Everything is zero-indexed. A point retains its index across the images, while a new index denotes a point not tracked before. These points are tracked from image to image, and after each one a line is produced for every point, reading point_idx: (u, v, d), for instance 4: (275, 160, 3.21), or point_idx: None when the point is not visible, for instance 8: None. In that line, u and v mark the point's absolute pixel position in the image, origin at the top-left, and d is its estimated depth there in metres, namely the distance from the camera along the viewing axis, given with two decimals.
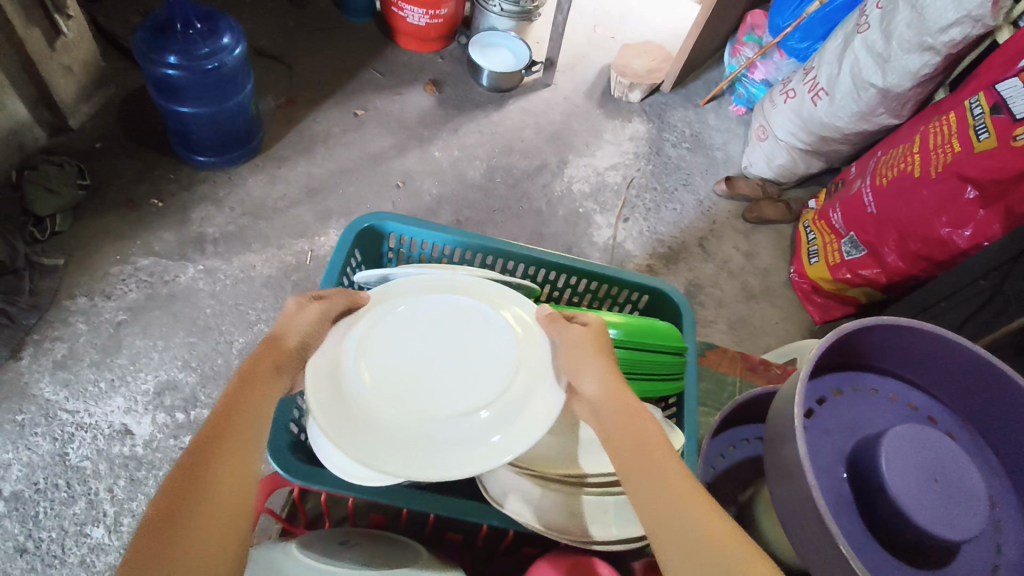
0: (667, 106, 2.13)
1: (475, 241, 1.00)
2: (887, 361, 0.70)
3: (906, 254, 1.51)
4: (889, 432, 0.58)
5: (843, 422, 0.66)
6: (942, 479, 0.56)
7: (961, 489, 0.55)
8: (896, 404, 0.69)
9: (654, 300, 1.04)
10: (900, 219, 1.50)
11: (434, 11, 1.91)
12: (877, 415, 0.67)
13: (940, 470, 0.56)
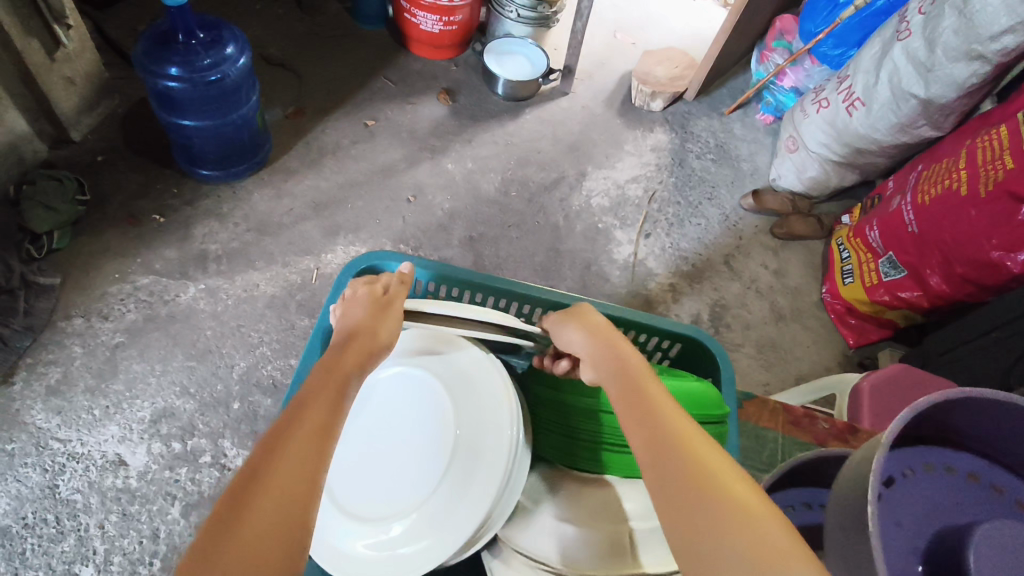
0: (691, 115, 2.03)
1: (490, 283, 0.96)
2: (967, 435, 0.58)
3: (951, 278, 1.40)
4: (980, 524, 0.49)
5: (917, 510, 0.54)
6: None
7: None
8: (977, 488, 0.57)
9: (685, 349, 0.96)
10: (945, 240, 1.39)
11: (448, 18, 1.83)
12: (955, 502, 0.56)
13: None
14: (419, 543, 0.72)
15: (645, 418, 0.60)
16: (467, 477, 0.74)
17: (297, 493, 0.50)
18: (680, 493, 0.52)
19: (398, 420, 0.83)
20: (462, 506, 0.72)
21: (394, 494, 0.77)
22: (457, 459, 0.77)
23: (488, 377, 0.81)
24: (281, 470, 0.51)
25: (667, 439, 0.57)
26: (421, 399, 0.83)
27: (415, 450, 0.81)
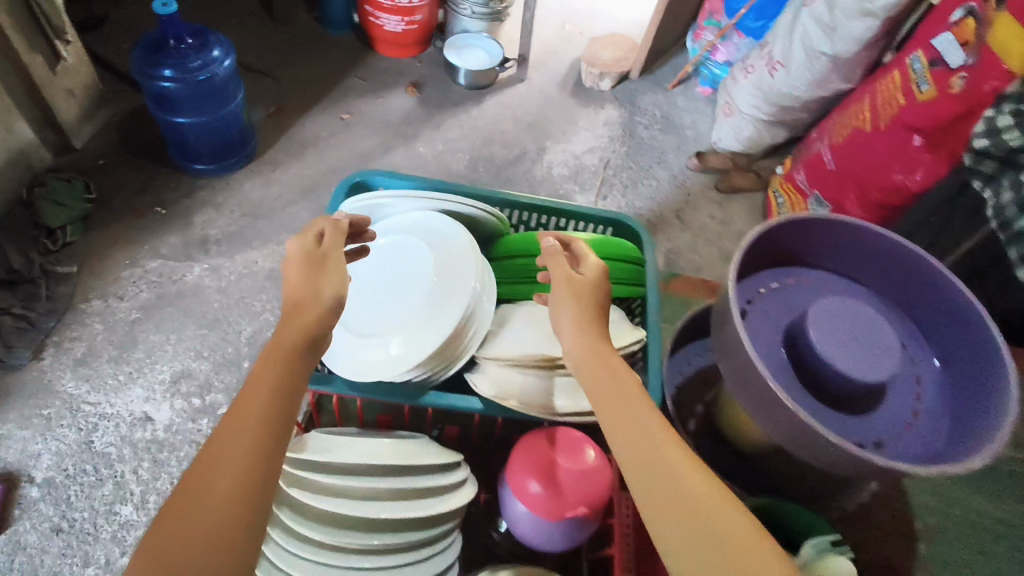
0: (637, 91, 2.24)
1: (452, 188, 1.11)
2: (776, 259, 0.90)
3: (867, 204, 1.60)
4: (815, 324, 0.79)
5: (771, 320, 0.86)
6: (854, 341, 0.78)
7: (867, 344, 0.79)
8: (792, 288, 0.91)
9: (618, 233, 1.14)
10: (859, 172, 1.60)
11: (409, 18, 2.03)
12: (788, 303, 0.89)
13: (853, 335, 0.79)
14: (413, 345, 0.87)
15: (629, 434, 0.66)
16: (447, 294, 0.91)
17: (234, 490, 0.60)
18: (672, 510, 0.59)
19: (387, 274, 0.99)
20: (444, 314, 0.88)
21: (385, 320, 0.93)
22: (438, 286, 0.93)
23: (452, 228, 0.98)
24: (213, 479, 0.60)
25: (656, 461, 0.63)
26: (404, 256, 1.00)
27: (402, 294, 0.96)
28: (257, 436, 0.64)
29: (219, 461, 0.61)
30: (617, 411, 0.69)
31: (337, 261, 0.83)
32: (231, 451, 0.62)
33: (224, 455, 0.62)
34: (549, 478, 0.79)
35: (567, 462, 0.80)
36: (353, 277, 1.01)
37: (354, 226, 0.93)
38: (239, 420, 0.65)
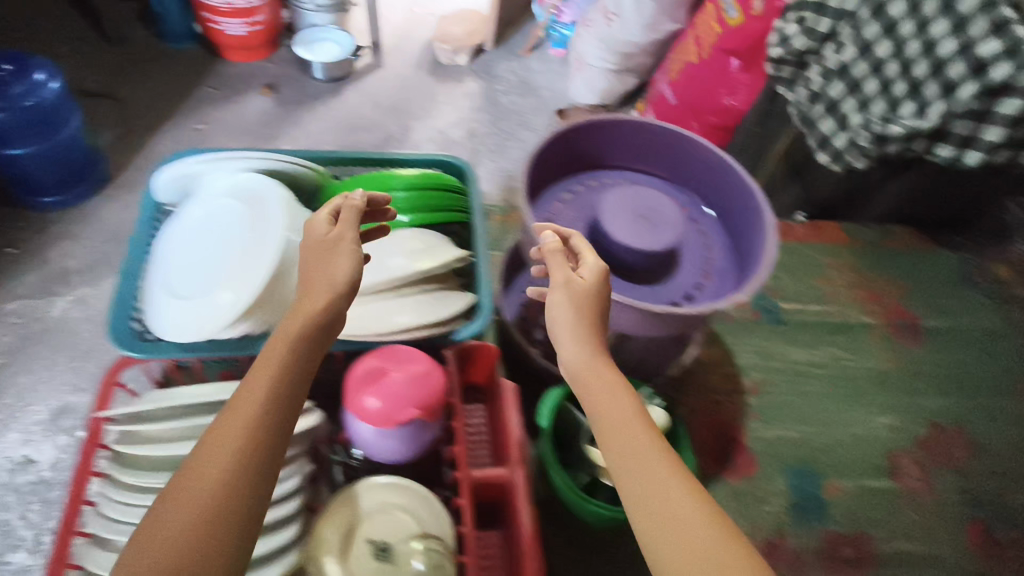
0: (493, 61, 2.31)
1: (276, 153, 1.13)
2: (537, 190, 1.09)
3: (707, 127, 1.72)
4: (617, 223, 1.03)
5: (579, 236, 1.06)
6: (640, 214, 1.03)
7: (644, 209, 1.04)
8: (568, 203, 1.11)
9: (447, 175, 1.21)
10: (694, 101, 1.72)
11: (250, 19, 2.00)
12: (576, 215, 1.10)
13: (639, 212, 1.03)
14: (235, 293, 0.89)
15: (628, 451, 0.72)
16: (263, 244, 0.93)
17: (217, 476, 0.64)
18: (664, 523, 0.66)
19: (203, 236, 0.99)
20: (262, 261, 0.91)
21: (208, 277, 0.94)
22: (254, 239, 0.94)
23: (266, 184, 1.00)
24: (200, 468, 0.64)
25: (648, 475, 0.70)
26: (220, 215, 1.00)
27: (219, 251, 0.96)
28: (240, 472, 0.64)
29: (213, 453, 0.65)
30: (619, 426, 0.74)
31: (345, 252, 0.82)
32: (223, 439, 0.66)
33: (217, 446, 0.66)
34: (383, 393, 0.83)
35: (393, 372, 0.84)
36: (169, 244, 0.99)
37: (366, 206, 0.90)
38: (220, 442, 0.66)
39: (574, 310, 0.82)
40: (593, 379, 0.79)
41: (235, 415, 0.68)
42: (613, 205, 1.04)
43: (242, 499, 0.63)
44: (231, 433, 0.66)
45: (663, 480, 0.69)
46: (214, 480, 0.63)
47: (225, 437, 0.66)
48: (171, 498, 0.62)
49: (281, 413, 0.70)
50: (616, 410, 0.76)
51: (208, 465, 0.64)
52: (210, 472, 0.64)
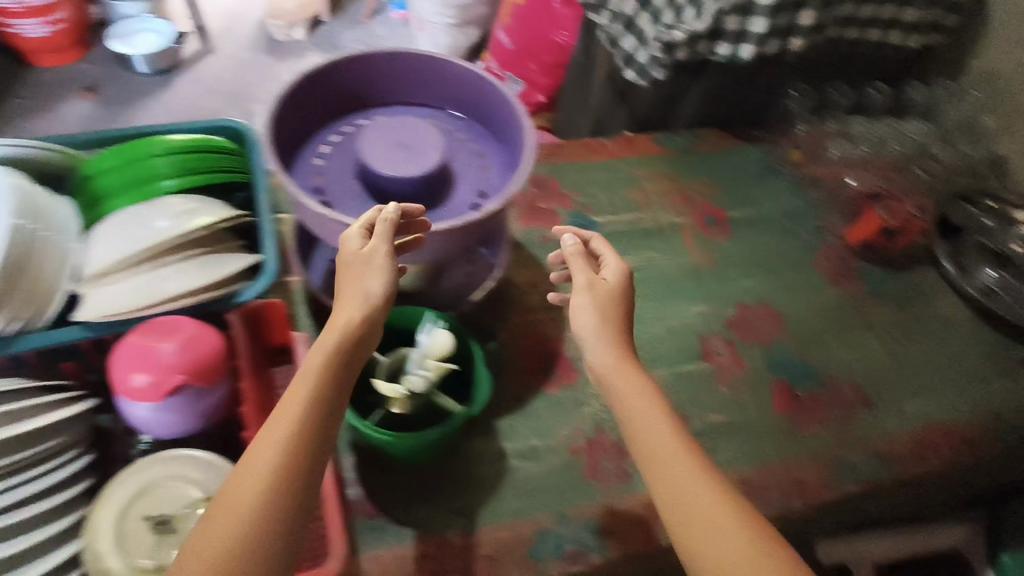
0: (334, 32, 2.23)
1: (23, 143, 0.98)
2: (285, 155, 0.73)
3: (545, 67, 1.76)
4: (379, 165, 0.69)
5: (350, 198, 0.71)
6: (402, 143, 0.71)
7: (406, 139, 0.71)
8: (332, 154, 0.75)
9: None
10: (527, 42, 1.74)
11: (50, 17, 1.83)
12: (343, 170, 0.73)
13: (402, 141, 0.71)
14: None
15: (684, 503, 0.53)
16: None
17: (254, 499, 0.47)
18: None
19: None
20: None
21: None
22: None
23: None
24: (233, 487, 0.48)
25: (711, 534, 0.51)
26: None
27: None
28: (280, 483, 0.48)
29: (245, 470, 0.49)
30: (666, 467, 0.54)
31: (383, 258, 0.59)
32: (255, 457, 0.49)
33: (247, 466, 0.49)
34: None
35: None
36: None
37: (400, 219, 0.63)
38: (255, 457, 0.49)
39: (602, 315, 0.61)
40: (648, 421, 0.56)
41: (262, 445, 0.50)
42: (372, 145, 0.71)
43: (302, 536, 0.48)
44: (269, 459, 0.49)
45: (720, 533, 0.51)
46: (239, 508, 0.47)
47: (261, 452, 0.49)
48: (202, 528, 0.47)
49: (325, 440, 0.51)
50: (676, 457, 0.55)
51: (243, 482, 0.48)
52: (244, 499, 0.48)
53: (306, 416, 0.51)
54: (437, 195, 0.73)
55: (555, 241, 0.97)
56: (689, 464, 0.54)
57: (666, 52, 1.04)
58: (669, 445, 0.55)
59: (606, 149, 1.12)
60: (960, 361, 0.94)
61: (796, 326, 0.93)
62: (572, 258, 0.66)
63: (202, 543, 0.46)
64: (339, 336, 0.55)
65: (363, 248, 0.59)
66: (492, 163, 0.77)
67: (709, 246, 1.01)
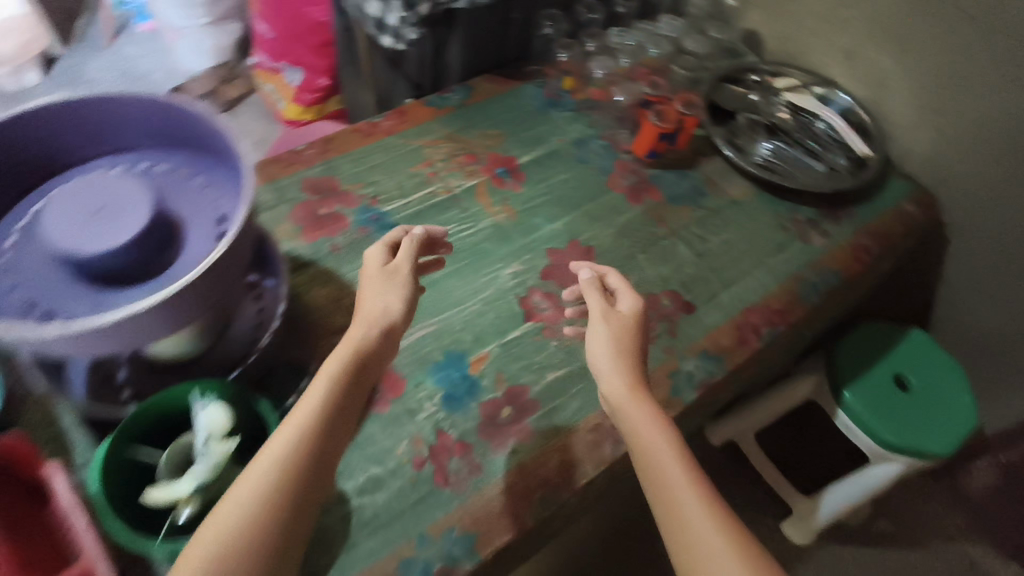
0: (77, 65, 1.98)
1: None
2: None
3: (315, 49, 1.67)
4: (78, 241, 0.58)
5: (56, 296, 0.59)
6: (97, 207, 0.60)
7: (100, 197, 0.60)
8: (18, 255, 0.61)
9: None
10: (287, 26, 1.64)
11: None
12: (39, 267, 0.60)
13: (96, 205, 0.60)
14: None
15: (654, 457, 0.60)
16: None
17: (263, 498, 0.51)
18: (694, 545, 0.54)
19: None
20: None
21: None
22: None
23: None
24: (247, 479, 0.52)
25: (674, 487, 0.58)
26: None
27: None
28: (283, 489, 0.51)
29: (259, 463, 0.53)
30: (644, 430, 0.62)
31: (400, 281, 0.67)
32: (268, 454, 0.53)
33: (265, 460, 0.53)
34: None
35: None
36: None
37: (425, 240, 0.75)
38: (268, 455, 0.53)
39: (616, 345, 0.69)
40: (634, 413, 0.63)
41: (285, 448, 0.53)
42: (55, 226, 0.58)
43: (277, 556, 0.50)
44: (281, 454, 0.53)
45: (687, 500, 0.57)
46: (258, 503, 0.50)
47: (273, 454, 0.53)
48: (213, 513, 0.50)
49: (320, 454, 0.55)
50: (654, 440, 0.61)
51: (257, 479, 0.52)
52: (262, 493, 0.51)
53: (306, 430, 0.55)
54: (170, 247, 0.63)
55: (347, 247, 0.90)
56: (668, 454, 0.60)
57: (409, 11, 0.99)
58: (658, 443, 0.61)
59: (379, 129, 1.05)
60: (757, 240, 1.00)
61: (607, 257, 0.95)
62: (589, 286, 0.75)
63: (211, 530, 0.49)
64: (357, 354, 0.61)
65: (388, 265, 0.69)
66: (218, 191, 0.68)
67: (508, 202, 0.99)
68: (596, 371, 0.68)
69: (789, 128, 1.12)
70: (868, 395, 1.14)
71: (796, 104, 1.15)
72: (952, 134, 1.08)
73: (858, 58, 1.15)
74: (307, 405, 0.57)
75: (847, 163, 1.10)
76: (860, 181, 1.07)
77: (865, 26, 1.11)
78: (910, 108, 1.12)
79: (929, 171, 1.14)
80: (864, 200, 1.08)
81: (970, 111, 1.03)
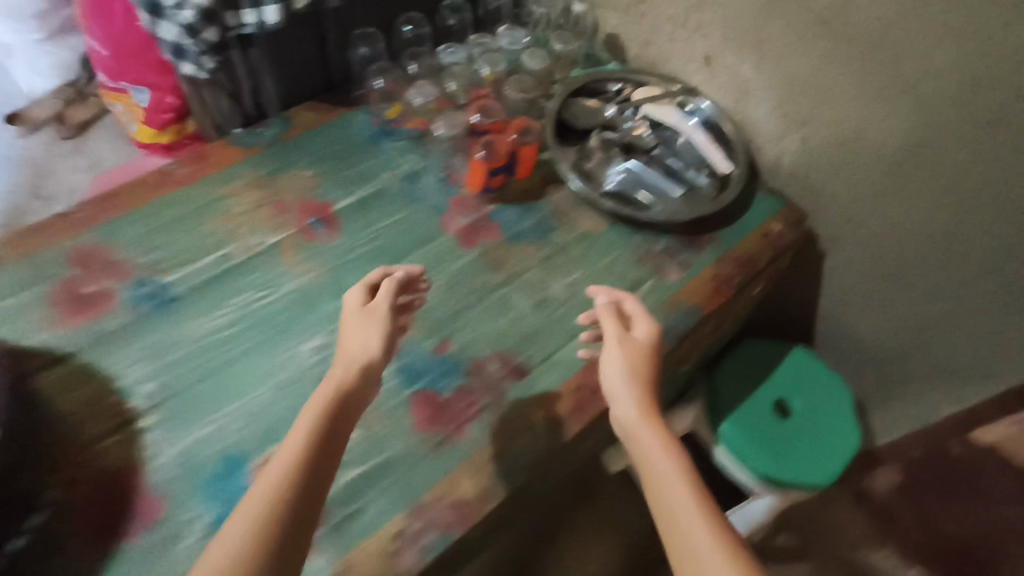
0: None
1: None
2: None
3: (157, 64, 1.46)
4: None
5: None
6: None
7: None
8: None
9: None
10: (120, 42, 1.42)
11: None
12: None
13: None
14: None
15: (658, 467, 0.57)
16: None
17: (265, 510, 0.50)
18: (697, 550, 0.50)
19: None
20: None
21: None
22: None
23: None
24: (251, 500, 0.51)
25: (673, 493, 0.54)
26: None
27: None
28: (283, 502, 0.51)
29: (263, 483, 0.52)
30: (652, 446, 0.59)
31: (377, 316, 0.69)
32: (272, 472, 0.53)
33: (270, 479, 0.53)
34: None
35: None
36: None
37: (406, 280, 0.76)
38: (271, 475, 0.53)
39: (631, 364, 0.66)
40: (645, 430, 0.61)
41: (286, 467, 0.54)
42: None
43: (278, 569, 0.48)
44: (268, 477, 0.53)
45: (688, 512, 0.52)
46: (260, 516, 0.50)
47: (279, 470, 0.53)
48: (220, 535, 0.49)
49: (316, 467, 0.55)
50: (661, 454, 0.58)
51: (256, 499, 0.51)
52: (272, 507, 0.50)
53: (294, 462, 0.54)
54: None
55: (111, 334, 0.76)
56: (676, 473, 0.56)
57: (191, 37, 0.85)
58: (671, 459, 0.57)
59: (172, 180, 0.90)
60: (605, 280, 0.90)
61: (430, 316, 0.83)
62: (604, 312, 0.73)
63: (222, 547, 0.48)
64: (344, 392, 0.61)
65: (368, 303, 0.71)
66: None
67: (317, 258, 0.86)
68: (612, 394, 0.65)
69: (645, 146, 1.03)
70: (746, 430, 1.06)
71: (651, 118, 1.05)
72: (817, 145, 0.99)
73: (718, 64, 1.04)
74: (304, 429, 0.57)
75: (707, 184, 1.01)
76: (724, 201, 0.96)
77: (720, 30, 1.01)
78: (774, 117, 1.02)
79: (798, 184, 1.05)
80: (728, 223, 0.98)
81: (831, 121, 0.95)
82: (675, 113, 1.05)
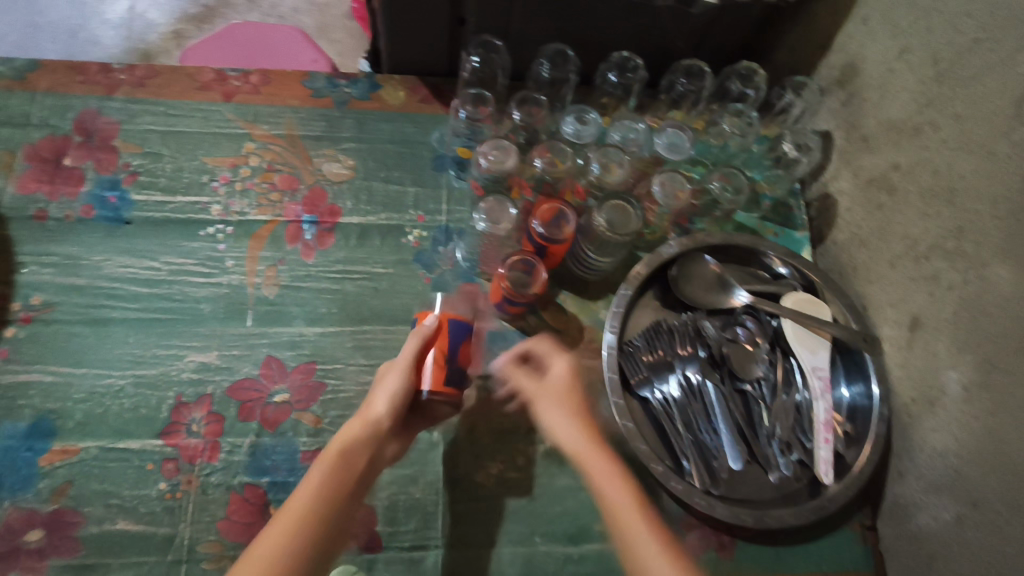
0: None
1: None
2: None
3: None
4: None
5: None
6: None
7: None
8: None
9: None
10: None
11: None
12: None
13: None
14: None
15: (588, 458, 0.59)
16: None
17: (287, 534, 0.50)
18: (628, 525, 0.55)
19: None
20: None
21: None
22: None
23: None
24: (270, 529, 0.51)
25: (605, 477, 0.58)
26: None
27: None
28: (307, 535, 0.51)
29: (280, 516, 0.52)
30: (576, 435, 0.60)
31: (406, 378, 0.59)
32: (292, 504, 0.53)
33: (285, 509, 0.52)
34: None
35: None
36: None
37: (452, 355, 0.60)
38: (288, 508, 0.52)
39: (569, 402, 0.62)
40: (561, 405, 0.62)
41: (306, 497, 0.53)
42: None
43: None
44: (280, 534, 0.50)
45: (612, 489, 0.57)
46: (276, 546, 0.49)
47: (294, 501, 0.53)
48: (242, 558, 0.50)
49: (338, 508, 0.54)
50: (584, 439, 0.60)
51: (274, 529, 0.51)
52: (293, 540, 0.50)
53: (318, 504, 0.53)
54: None
55: (55, 222, 0.71)
56: (654, 550, 0.53)
57: None
58: (622, 495, 0.57)
59: (223, 87, 0.79)
60: (549, 505, 0.66)
61: (331, 411, 0.66)
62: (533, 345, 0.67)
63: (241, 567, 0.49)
64: (356, 443, 0.57)
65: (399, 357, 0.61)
66: None
67: (277, 265, 0.71)
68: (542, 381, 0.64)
69: (742, 373, 0.72)
70: None
71: (785, 339, 0.73)
72: (967, 543, 0.62)
73: (921, 339, 0.68)
74: (322, 468, 0.55)
75: (785, 473, 0.69)
76: (770, 521, 0.66)
77: (951, 305, 0.65)
78: (940, 464, 0.65)
79: (909, 560, 0.68)
80: (761, 540, 0.69)
81: (1011, 534, 0.58)
82: (820, 354, 0.72)
